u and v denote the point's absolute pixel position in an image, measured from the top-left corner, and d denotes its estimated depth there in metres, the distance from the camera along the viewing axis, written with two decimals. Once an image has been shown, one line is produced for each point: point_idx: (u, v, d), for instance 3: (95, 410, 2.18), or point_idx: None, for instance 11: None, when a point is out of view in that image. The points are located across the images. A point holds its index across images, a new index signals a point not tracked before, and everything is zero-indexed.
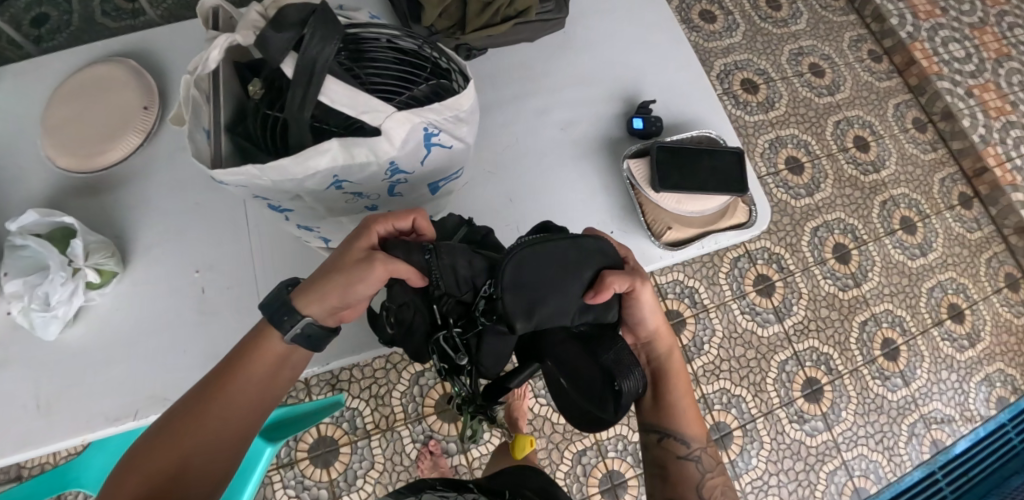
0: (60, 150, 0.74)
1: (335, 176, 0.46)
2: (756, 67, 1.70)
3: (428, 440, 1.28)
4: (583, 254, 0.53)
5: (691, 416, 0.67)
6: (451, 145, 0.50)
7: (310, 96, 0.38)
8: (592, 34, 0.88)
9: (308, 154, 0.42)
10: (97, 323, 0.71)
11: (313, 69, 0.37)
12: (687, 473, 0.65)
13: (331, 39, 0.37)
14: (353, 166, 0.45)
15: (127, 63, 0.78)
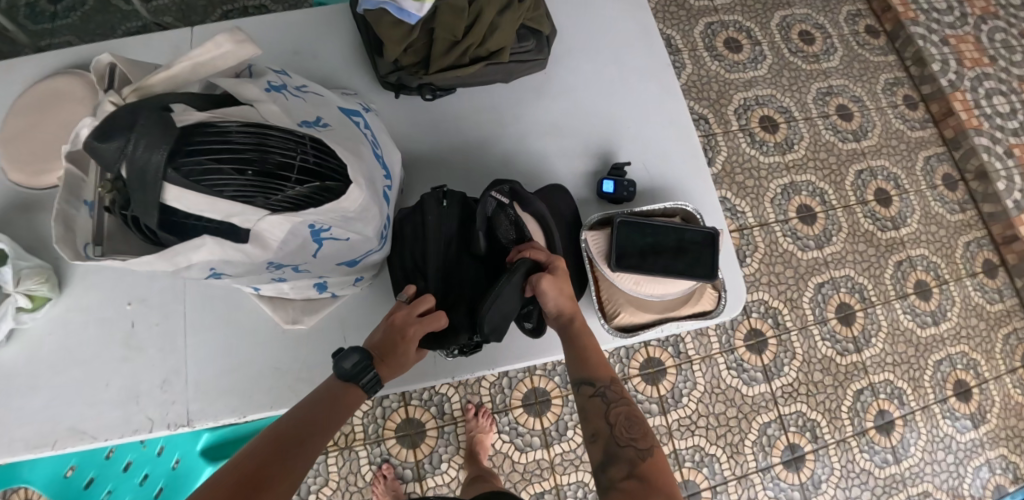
0: (11, 165, 0.74)
1: (212, 267, 0.44)
2: (778, 105, 1.60)
3: (383, 463, 1.26)
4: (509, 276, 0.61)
5: (595, 356, 0.63)
6: (346, 237, 0.48)
7: (149, 200, 0.39)
8: (574, 78, 0.82)
9: (171, 252, 0.41)
10: (23, 345, 0.70)
11: (145, 174, 0.38)
12: (596, 409, 0.60)
13: (158, 146, 0.38)
14: (232, 260, 0.43)
15: (86, 77, 0.77)
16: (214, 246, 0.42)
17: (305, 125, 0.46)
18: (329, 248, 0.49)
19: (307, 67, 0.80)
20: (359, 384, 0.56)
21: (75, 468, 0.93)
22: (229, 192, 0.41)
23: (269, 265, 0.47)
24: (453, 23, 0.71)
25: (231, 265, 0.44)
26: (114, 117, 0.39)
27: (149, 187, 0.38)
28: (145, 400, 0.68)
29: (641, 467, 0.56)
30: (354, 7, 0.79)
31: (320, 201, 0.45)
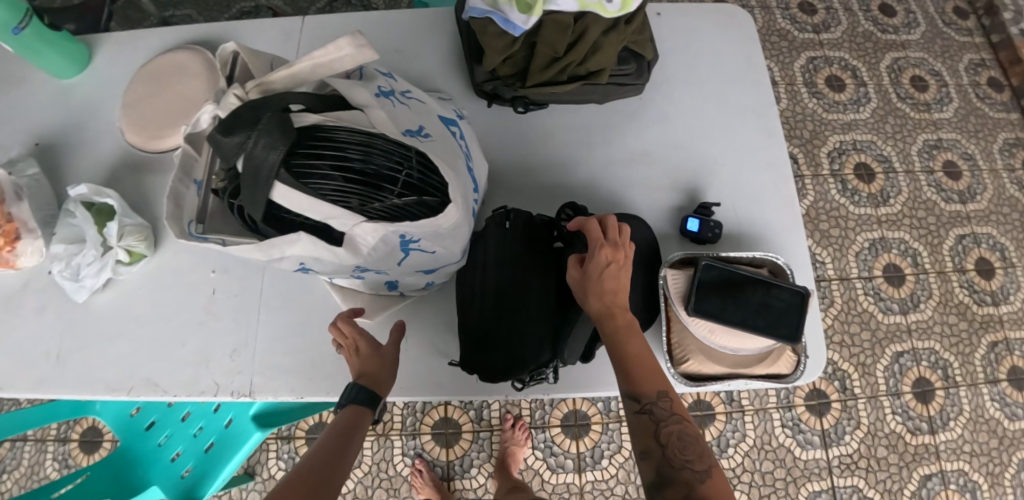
0: (130, 128, 0.81)
1: (302, 261, 0.47)
2: (877, 152, 1.49)
3: (417, 458, 1.28)
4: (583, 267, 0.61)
5: (639, 369, 0.58)
6: (432, 250, 0.49)
7: (258, 196, 0.41)
8: (670, 108, 0.81)
9: (270, 244, 0.44)
10: (118, 293, 0.75)
11: (261, 171, 0.41)
12: (642, 428, 0.56)
13: (277, 147, 0.41)
14: (322, 257, 0.45)
15: (204, 56, 0.83)
16: (308, 242, 0.44)
17: (407, 133, 0.47)
18: (412, 258, 0.50)
19: (406, 67, 0.82)
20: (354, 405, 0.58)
21: (141, 408, 1.04)
22: (327, 195, 0.43)
23: (355, 267, 0.49)
24: (556, 40, 0.70)
25: (319, 262, 0.46)
26: (240, 113, 0.43)
27: (257, 181, 0.41)
28: (213, 366, 0.71)
29: (699, 489, 0.52)
30: (459, 13, 0.80)
31: (415, 216, 0.46)
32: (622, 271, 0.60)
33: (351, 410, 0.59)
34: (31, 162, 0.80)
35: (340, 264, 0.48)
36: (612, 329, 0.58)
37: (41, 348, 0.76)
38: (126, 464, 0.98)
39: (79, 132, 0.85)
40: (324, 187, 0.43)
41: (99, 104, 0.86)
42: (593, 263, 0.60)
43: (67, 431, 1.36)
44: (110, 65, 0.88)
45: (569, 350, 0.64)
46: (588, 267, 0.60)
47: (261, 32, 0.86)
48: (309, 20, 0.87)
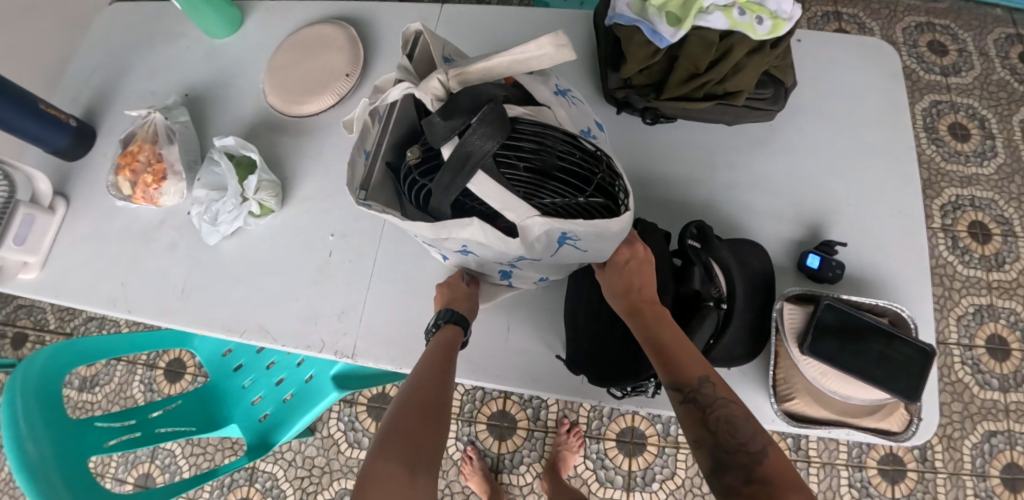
0: (271, 90, 0.86)
1: (465, 242, 0.57)
2: (997, 212, 1.36)
3: (468, 445, 1.30)
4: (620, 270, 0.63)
5: (681, 355, 0.56)
6: (582, 248, 0.57)
7: (456, 184, 0.50)
8: (801, 138, 0.81)
9: (448, 225, 0.53)
10: (244, 242, 0.81)
11: (467, 159, 0.48)
12: (689, 416, 0.54)
13: (492, 137, 0.48)
14: (490, 242, 0.55)
15: (348, 31, 0.87)
16: (479, 228, 0.54)
17: (583, 132, 0.58)
18: (566, 251, 0.58)
19: None
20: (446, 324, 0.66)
21: (232, 350, 1.12)
22: (516, 183, 0.54)
23: (513, 257, 0.58)
24: (698, 57, 0.73)
25: (482, 247, 0.57)
26: (457, 99, 0.50)
27: (466, 167, 0.49)
28: (322, 323, 0.76)
29: (756, 471, 0.49)
30: (600, 20, 0.83)
31: (591, 214, 0.56)
32: (643, 265, 0.63)
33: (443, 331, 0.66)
34: (181, 109, 0.87)
35: (499, 253, 0.58)
36: (639, 323, 0.60)
37: (169, 281, 0.83)
38: (213, 399, 1.08)
39: (223, 84, 0.91)
40: (514, 176, 0.54)
41: (245, 61, 0.92)
42: (612, 263, 0.64)
43: (155, 359, 1.47)
44: (259, 28, 0.94)
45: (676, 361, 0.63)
46: (609, 267, 0.64)
47: (402, 14, 0.90)
48: (447, 8, 0.90)
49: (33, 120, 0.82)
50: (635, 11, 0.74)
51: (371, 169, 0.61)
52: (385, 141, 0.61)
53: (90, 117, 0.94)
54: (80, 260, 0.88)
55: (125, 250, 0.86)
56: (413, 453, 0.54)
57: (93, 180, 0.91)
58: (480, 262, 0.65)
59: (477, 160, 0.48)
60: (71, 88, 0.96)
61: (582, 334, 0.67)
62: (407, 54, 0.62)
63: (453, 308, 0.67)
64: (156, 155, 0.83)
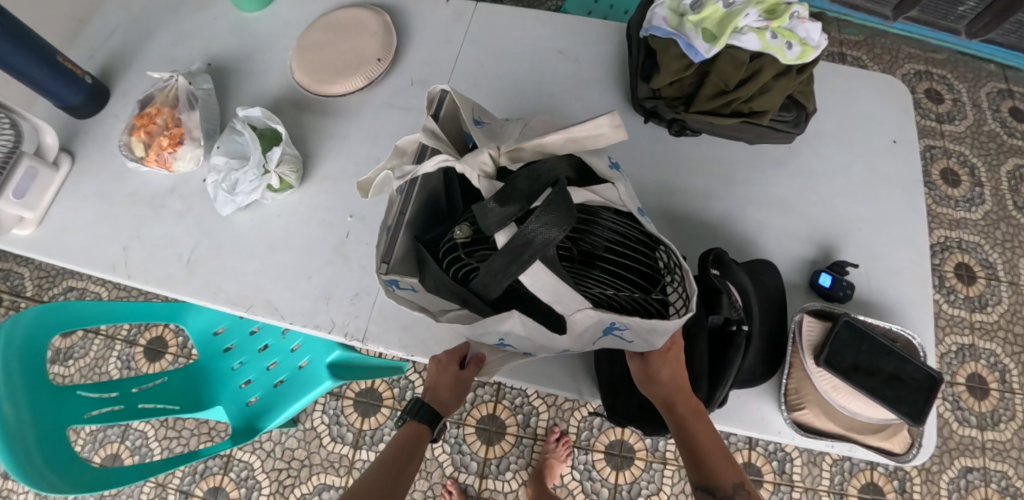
0: (299, 68, 0.85)
1: (503, 336, 0.57)
2: (982, 256, 1.41)
3: (448, 479, 1.26)
4: (662, 361, 0.63)
5: (715, 459, 0.61)
6: (629, 339, 0.57)
7: (511, 269, 0.47)
8: (815, 164, 0.86)
9: (490, 320, 0.53)
10: (258, 216, 0.80)
11: (526, 247, 0.46)
12: None
13: (558, 225, 0.46)
14: (532, 335, 0.55)
15: (383, 18, 0.87)
16: (518, 318, 0.53)
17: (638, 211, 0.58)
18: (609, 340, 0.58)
19: (570, 71, 0.90)
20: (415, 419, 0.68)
21: (224, 329, 1.08)
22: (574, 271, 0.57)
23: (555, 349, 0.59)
24: (728, 76, 0.78)
25: (517, 339, 0.57)
26: (517, 184, 0.50)
27: (520, 259, 0.47)
28: (334, 304, 0.74)
29: None
30: (634, 30, 0.86)
31: (646, 311, 0.58)
32: (682, 351, 0.63)
33: (413, 424, 0.68)
34: (204, 75, 0.85)
35: (534, 342, 0.58)
36: (674, 421, 0.61)
37: (174, 251, 0.80)
38: (200, 378, 1.05)
39: (248, 56, 0.91)
40: (573, 266, 0.57)
41: (274, 37, 0.92)
42: (654, 349, 0.63)
43: (136, 335, 1.43)
44: (291, 6, 0.94)
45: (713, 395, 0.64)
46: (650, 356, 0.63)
47: (437, 11, 0.92)
48: (482, 8, 0.93)
49: (43, 70, 0.80)
50: (671, 25, 0.79)
51: (393, 242, 0.61)
52: (406, 212, 0.61)
53: (107, 77, 0.93)
54: (82, 219, 0.85)
55: (131, 215, 0.84)
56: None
57: (103, 140, 0.90)
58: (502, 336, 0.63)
59: (533, 251, 0.46)
60: (90, 49, 0.95)
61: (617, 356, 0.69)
62: (433, 114, 0.65)
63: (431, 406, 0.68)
64: (174, 120, 0.81)
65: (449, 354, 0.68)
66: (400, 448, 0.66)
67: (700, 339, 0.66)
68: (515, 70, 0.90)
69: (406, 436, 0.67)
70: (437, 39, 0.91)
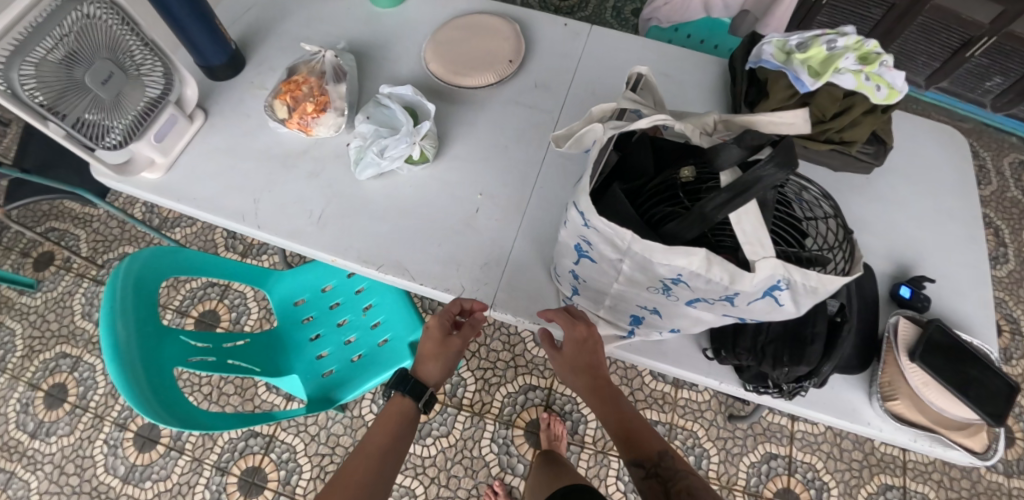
0: (436, 60, 0.95)
1: (679, 274, 0.50)
2: (1006, 311, 1.50)
3: (495, 480, 1.27)
4: (574, 346, 0.72)
5: (640, 439, 0.71)
6: (781, 304, 0.52)
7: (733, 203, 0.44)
8: (892, 193, 0.94)
9: (675, 251, 0.48)
10: (391, 184, 0.85)
11: (750, 186, 0.44)
12: (653, 490, 0.67)
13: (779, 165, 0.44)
14: (703, 279, 0.49)
15: (514, 27, 0.98)
16: (700, 259, 0.48)
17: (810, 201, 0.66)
18: (758, 305, 0.52)
19: (674, 91, 0.99)
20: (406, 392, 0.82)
21: (304, 301, 1.11)
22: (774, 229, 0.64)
23: (717, 296, 0.51)
24: (827, 106, 0.87)
25: (696, 280, 0.50)
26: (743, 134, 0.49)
27: (743, 195, 0.45)
28: (464, 271, 0.79)
29: None
30: (736, 63, 0.97)
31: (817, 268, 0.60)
32: (596, 342, 0.72)
33: (400, 396, 0.82)
34: (347, 54, 0.96)
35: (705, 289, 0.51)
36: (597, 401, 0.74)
37: (305, 207, 0.85)
38: (278, 344, 1.06)
39: (387, 49, 1.01)
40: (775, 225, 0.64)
41: (410, 36, 1.03)
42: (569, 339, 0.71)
43: (188, 307, 1.46)
44: (424, 13, 1.05)
45: (821, 369, 0.68)
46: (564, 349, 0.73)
47: (556, 25, 1.02)
48: (596, 29, 1.03)
49: (204, 32, 0.91)
50: (779, 60, 0.88)
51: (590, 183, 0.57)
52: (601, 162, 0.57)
53: (250, 53, 1.03)
54: (212, 171, 0.90)
55: (262, 171, 0.89)
56: (371, 475, 0.75)
57: (238, 104, 0.97)
58: (614, 303, 0.69)
59: (760, 188, 0.44)
60: (236, 29, 1.05)
61: (726, 329, 0.72)
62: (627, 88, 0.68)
63: (418, 380, 0.82)
64: (319, 89, 0.89)
65: (439, 316, 0.79)
66: (388, 424, 0.80)
67: (822, 319, 0.68)
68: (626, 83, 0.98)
69: (399, 406, 0.82)
70: (559, 50, 1.00)
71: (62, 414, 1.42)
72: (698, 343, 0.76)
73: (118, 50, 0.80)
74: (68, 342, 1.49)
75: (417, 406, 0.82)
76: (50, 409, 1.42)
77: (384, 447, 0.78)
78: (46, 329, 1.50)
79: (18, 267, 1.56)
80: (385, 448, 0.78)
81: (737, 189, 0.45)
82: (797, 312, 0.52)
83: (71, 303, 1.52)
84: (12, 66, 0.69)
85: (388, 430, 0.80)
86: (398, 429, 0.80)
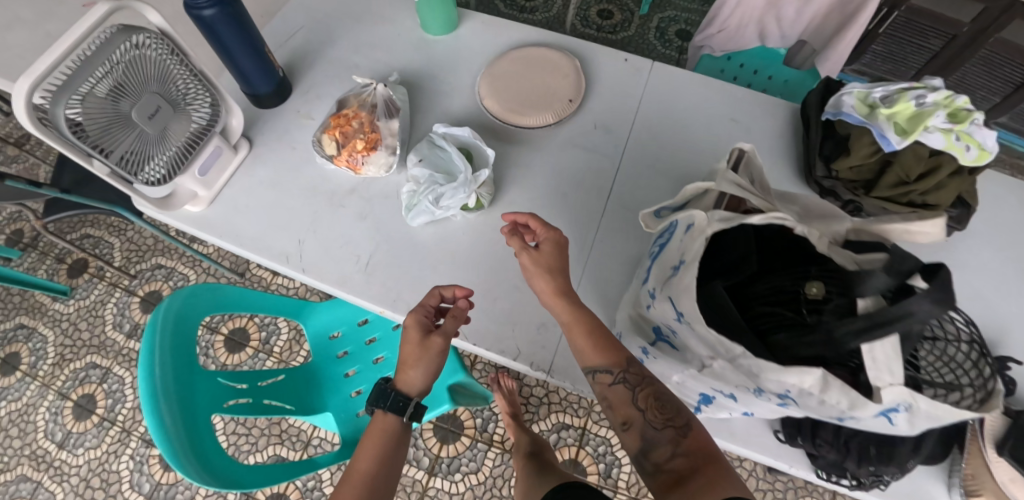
0: (492, 96, 0.91)
1: (789, 390, 0.53)
2: None
3: None
4: (547, 248, 0.73)
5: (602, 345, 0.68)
6: (896, 426, 0.53)
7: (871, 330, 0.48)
8: (974, 259, 0.88)
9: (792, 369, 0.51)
10: (444, 231, 0.82)
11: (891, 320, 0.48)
12: (621, 399, 0.65)
13: None
14: (814, 396, 0.53)
15: (575, 63, 0.94)
16: (815, 378, 0.51)
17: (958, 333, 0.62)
18: (873, 424, 0.54)
19: (740, 137, 0.93)
20: (385, 406, 0.75)
21: (339, 335, 1.08)
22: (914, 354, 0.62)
23: (830, 415, 0.55)
24: (912, 165, 0.80)
25: (804, 397, 0.54)
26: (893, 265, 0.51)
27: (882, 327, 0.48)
28: (519, 330, 0.75)
29: (682, 446, 0.59)
30: (808, 111, 0.91)
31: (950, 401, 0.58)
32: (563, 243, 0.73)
33: (380, 412, 0.76)
34: (400, 87, 0.92)
35: (814, 406, 0.54)
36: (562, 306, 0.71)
37: (352, 250, 0.81)
38: (312, 379, 1.03)
39: (438, 82, 0.98)
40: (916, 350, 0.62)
41: (463, 69, 0.99)
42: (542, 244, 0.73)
43: (218, 323, 1.44)
44: (478, 43, 1.02)
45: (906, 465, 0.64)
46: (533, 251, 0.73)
47: (617, 61, 0.98)
48: (658, 66, 0.98)
49: (252, 60, 0.88)
50: (862, 113, 0.82)
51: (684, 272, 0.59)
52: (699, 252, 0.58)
53: (297, 79, 1.00)
54: (256, 206, 0.87)
55: (307, 209, 0.85)
56: None
57: (284, 134, 0.94)
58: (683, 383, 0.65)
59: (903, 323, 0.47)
60: (286, 55, 1.03)
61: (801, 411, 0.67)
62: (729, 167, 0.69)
63: (398, 391, 0.76)
64: (371, 125, 0.85)
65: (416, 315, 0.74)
66: (373, 446, 0.74)
67: None
68: (689, 126, 0.93)
69: (383, 423, 0.75)
70: (618, 89, 0.96)
71: (90, 426, 1.41)
72: (767, 423, 0.70)
73: (167, 82, 0.77)
74: (98, 353, 1.48)
75: (401, 418, 0.76)
76: (78, 420, 1.42)
77: (370, 472, 0.71)
78: (78, 338, 1.50)
79: (53, 273, 1.58)
80: (370, 473, 0.71)
81: (877, 319, 0.48)
82: (912, 431, 0.53)
83: (103, 312, 1.52)
84: (58, 103, 0.65)
85: (372, 454, 0.73)
86: (383, 448, 0.74)
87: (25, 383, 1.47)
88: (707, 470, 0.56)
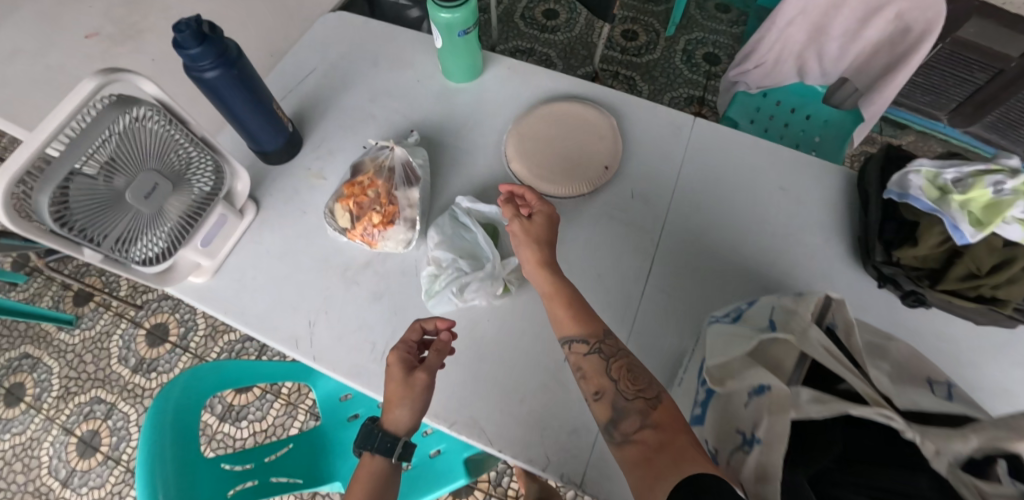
0: (521, 161, 0.85)
1: None
2: None
3: None
4: (539, 223, 0.74)
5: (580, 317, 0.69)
6: None
7: None
8: None
9: None
10: (468, 318, 0.75)
11: None
12: (596, 368, 0.65)
13: None
14: None
15: (611, 123, 0.88)
16: None
17: None
18: None
19: (788, 209, 0.85)
20: (372, 448, 0.69)
21: (350, 396, 1.02)
22: None
23: None
24: (983, 257, 0.72)
25: None
26: None
27: None
28: (548, 436, 0.69)
29: (651, 417, 0.60)
30: (863, 183, 0.83)
31: None
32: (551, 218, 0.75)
33: (366, 454, 0.69)
34: (419, 148, 0.85)
35: None
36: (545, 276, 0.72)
37: (368, 336, 0.76)
38: (318, 446, 0.97)
39: (459, 138, 0.91)
40: None
41: (485, 123, 0.92)
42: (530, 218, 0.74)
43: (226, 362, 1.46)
44: (502, 94, 0.94)
45: None
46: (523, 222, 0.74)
47: (654, 119, 0.91)
48: (699, 123, 0.90)
49: (260, 118, 0.81)
50: (931, 198, 0.73)
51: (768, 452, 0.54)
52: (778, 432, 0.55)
53: (307, 131, 0.93)
54: (264, 279, 0.81)
55: (320, 285, 0.80)
56: None
57: (294, 194, 0.88)
58: None
59: None
60: (295, 102, 0.97)
61: None
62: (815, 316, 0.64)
63: (386, 431, 0.70)
64: (388, 195, 0.79)
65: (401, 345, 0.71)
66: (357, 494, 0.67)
67: None
68: (732, 195, 0.86)
69: (370, 467, 0.69)
70: (655, 150, 0.88)
71: (94, 464, 1.38)
72: None
73: (164, 154, 0.70)
74: (103, 387, 1.45)
75: (391, 459, 0.69)
76: (82, 457, 1.38)
77: None
78: (82, 371, 1.47)
79: (58, 301, 1.54)
80: None
81: None
82: None
83: (109, 345, 1.49)
84: (44, 190, 0.58)
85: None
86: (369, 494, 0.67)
87: (29, 415, 1.44)
88: (682, 452, 0.55)
